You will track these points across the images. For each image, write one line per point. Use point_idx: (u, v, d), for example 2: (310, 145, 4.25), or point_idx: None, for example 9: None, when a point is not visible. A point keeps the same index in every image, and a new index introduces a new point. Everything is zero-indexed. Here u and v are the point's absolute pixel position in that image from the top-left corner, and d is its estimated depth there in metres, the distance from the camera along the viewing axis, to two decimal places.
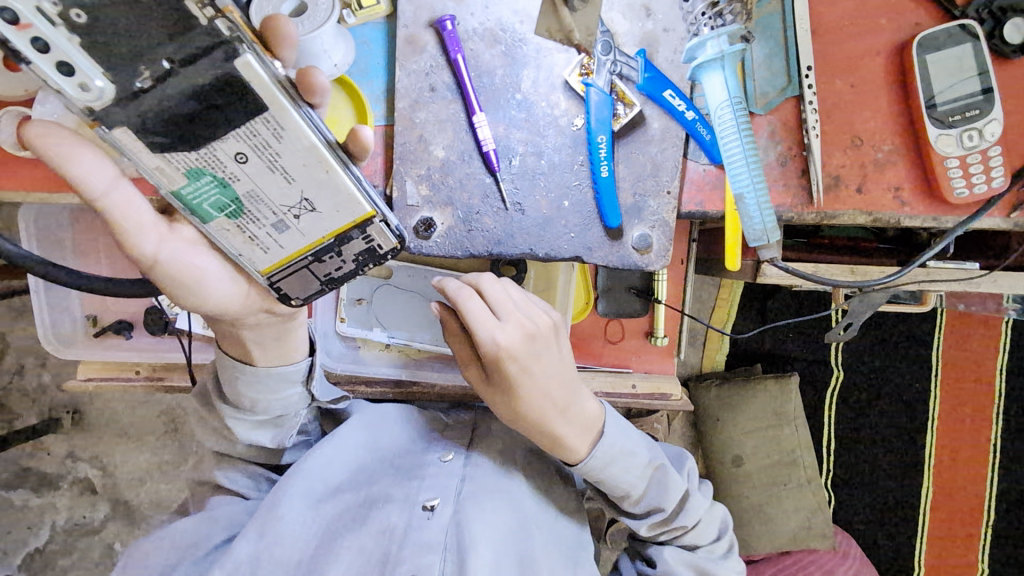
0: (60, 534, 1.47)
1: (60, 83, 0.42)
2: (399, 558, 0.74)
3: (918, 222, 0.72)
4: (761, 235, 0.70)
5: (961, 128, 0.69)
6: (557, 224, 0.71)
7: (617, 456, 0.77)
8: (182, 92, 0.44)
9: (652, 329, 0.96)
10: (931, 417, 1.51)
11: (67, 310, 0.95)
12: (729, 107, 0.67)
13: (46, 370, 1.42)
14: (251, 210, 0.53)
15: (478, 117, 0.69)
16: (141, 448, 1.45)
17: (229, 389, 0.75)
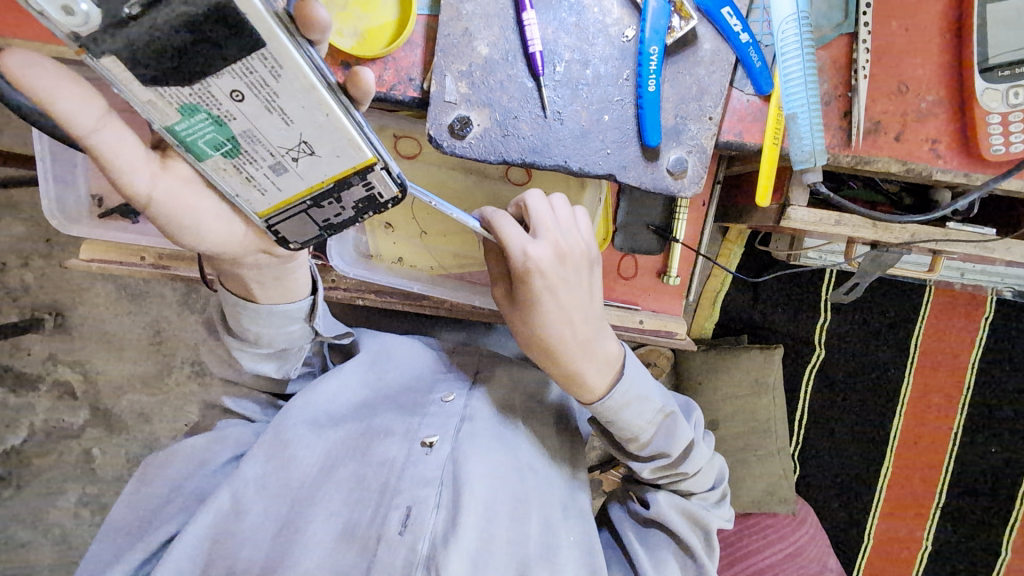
0: (39, 436, 1.47)
1: (41, 6, 0.36)
2: (397, 489, 0.73)
3: (950, 176, 0.72)
4: (808, 157, 0.69)
5: (1008, 84, 0.68)
6: (594, 139, 0.70)
7: (634, 400, 0.76)
8: (173, 21, 0.39)
9: (665, 268, 0.97)
10: (900, 400, 1.56)
11: (73, 186, 0.92)
12: (794, 22, 0.67)
13: (28, 269, 1.38)
14: (248, 150, 0.48)
15: (528, 14, 0.67)
16: (124, 357, 1.44)
17: (234, 323, 0.72)
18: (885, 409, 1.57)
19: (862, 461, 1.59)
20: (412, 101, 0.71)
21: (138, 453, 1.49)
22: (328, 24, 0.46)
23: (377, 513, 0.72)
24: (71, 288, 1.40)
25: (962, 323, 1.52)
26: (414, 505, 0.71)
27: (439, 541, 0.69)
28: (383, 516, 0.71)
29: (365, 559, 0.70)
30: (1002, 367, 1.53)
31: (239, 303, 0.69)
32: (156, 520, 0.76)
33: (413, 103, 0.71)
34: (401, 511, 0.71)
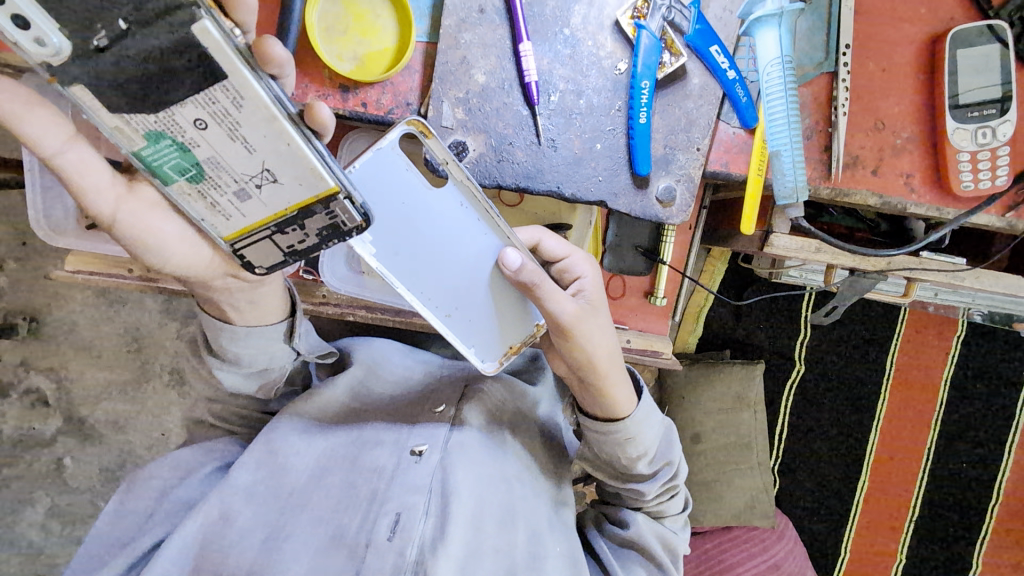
0: (8, 443, 1.44)
1: (16, 36, 0.39)
2: (386, 496, 0.72)
3: (923, 210, 0.76)
4: (790, 194, 0.72)
5: (976, 125, 0.73)
6: (587, 166, 0.72)
7: (651, 412, 0.78)
8: (140, 54, 0.42)
9: (653, 289, 0.99)
10: (876, 417, 1.60)
11: (60, 197, 0.91)
12: (779, 65, 0.69)
13: (2, 273, 1.36)
14: (212, 176, 0.50)
15: (524, 45, 0.68)
16: (99, 365, 1.42)
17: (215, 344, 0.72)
18: (862, 424, 1.61)
19: (840, 475, 1.63)
20: None
21: (111, 463, 1.45)
22: (286, 60, 0.51)
23: (366, 520, 0.71)
24: (47, 293, 1.38)
25: (935, 342, 1.57)
26: (403, 512, 0.70)
27: (427, 547, 0.69)
28: (372, 522, 0.71)
29: (354, 565, 0.69)
30: (972, 386, 1.58)
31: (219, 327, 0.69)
32: (140, 531, 0.75)
33: None
34: (390, 516, 0.70)
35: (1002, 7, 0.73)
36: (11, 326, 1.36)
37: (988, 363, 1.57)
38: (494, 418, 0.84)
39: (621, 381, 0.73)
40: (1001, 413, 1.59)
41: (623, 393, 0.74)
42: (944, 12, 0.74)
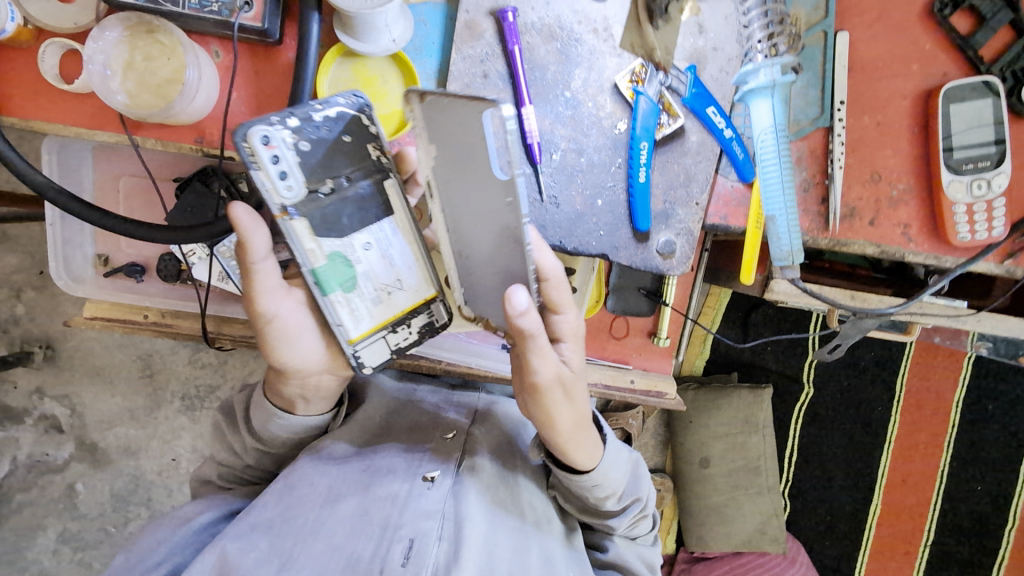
0: (21, 469, 1.46)
1: (274, 184, 0.59)
2: (399, 522, 0.72)
3: (921, 258, 0.77)
4: (787, 256, 0.74)
5: (971, 177, 0.74)
6: (588, 221, 0.74)
7: (615, 457, 0.76)
8: (349, 197, 0.63)
9: (655, 329, 1.01)
10: (886, 439, 1.60)
11: (80, 245, 0.95)
12: (772, 134, 0.69)
13: (19, 302, 1.39)
14: (360, 286, 0.66)
15: (527, 108, 0.70)
16: (112, 391, 1.44)
17: (253, 422, 0.79)
18: (871, 447, 1.60)
19: (849, 498, 1.62)
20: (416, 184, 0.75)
21: (122, 489, 1.48)
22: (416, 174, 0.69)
23: (379, 547, 0.70)
24: (61, 321, 1.40)
25: (945, 366, 1.56)
26: (417, 538, 0.71)
27: (442, 571, 0.69)
28: (387, 549, 0.70)
29: None
30: (984, 410, 1.56)
31: (270, 416, 0.77)
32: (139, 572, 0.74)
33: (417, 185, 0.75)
34: (404, 542, 0.70)
35: (994, 62, 0.74)
36: (27, 354, 1.39)
37: (1001, 386, 1.55)
38: (501, 453, 0.85)
39: (582, 445, 0.71)
40: (1015, 438, 1.57)
41: (582, 454, 0.72)
42: (937, 68, 0.75)
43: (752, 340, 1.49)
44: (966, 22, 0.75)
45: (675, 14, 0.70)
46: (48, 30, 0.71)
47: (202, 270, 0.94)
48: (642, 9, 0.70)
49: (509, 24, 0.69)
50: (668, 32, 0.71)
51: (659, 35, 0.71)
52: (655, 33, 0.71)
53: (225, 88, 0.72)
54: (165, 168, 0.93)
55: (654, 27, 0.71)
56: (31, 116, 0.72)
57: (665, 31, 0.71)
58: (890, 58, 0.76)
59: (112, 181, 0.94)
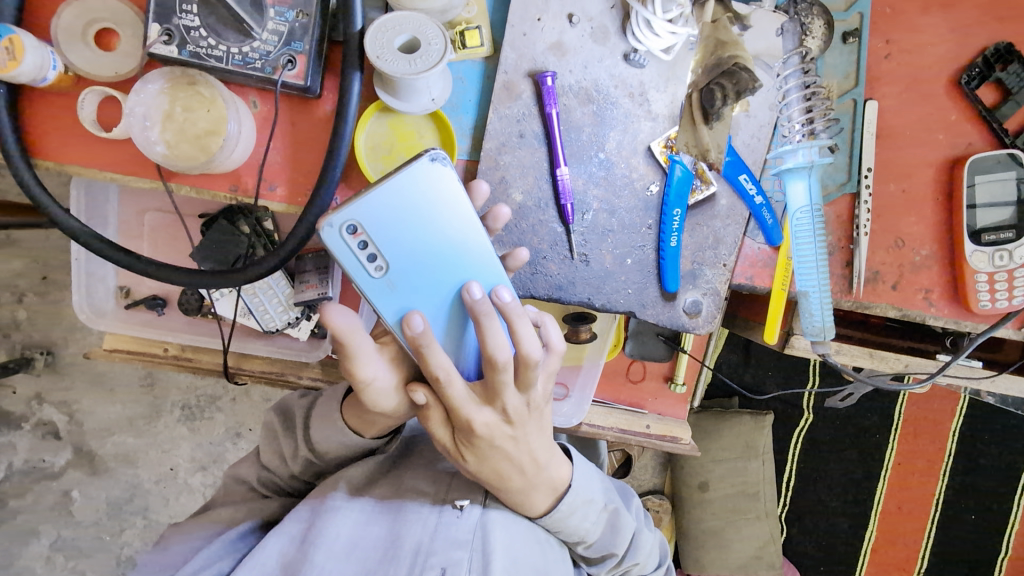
0: (16, 475, 1.45)
1: (360, 260, 0.57)
2: (430, 549, 0.68)
3: (941, 322, 0.79)
4: (819, 331, 0.74)
5: (993, 248, 0.75)
6: (617, 279, 0.75)
7: (579, 506, 0.73)
8: (433, 258, 0.58)
9: (672, 374, 1.01)
10: (885, 467, 1.61)
11: (101, 276, 0.95)
12: (808, 213, 0.70)
13: (21, 306, 1.38)
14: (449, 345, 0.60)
15: (562, 169, 0.72)
16: (114, 399, 1.44)
17: (313, 436, 0.74)
18: (870, 474, 1.62)
19: (846, 525, 1.63)
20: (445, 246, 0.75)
21: (118, 498, 1.47)
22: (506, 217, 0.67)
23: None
24: (65, 327, 1.40)
25: (944, 398, 1.58)
26: (449, 568, 0.66)
27: None
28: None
29: None
30: (980, 443, 1.59)
31: (342, 431, 0.72)
32: None
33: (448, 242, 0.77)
34: (435, 571, 0.66)
35: (1017, 136, 0.76)
36: (28, 360, 1.38)
37: (996, 420, 1.58)
38: None
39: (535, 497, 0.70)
40: (1009, 472, 1.60)
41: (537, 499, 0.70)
42: (962, 138, 0.77)
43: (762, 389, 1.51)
44: (993, 94, 0.77)
45: (730, 111, 0.65)
46: (88, 77, 0.71)
47: (224, 307, 0.93)
48: (695, 109, 0.67)
49: (547, 88, 0.70)
50: (722, 130, 0.67)
51: (714, 131, 0.67)
52: (710, 130, 0.67)
53: (263, 139, 0.73)
54: (190, 202, 0.93)
55: (709, 126, 0.67)
56: (67, 160, 0.72)
57: (720, 128, 0.67)
58: (916, 128, 0.77)
59: (136, 209, 0.94)
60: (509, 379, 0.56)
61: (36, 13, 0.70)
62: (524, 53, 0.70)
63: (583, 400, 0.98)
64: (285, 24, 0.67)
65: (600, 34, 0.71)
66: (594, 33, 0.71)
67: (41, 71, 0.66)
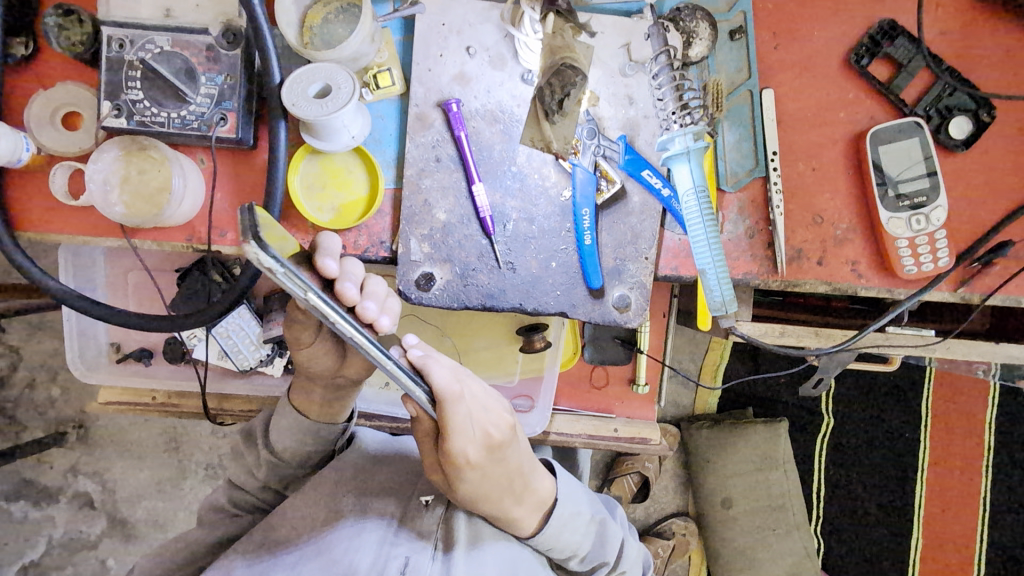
0: (56, 548, 1.52)
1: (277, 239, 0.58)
2: (395, 539, 0.73)
3: (874, 292, 0.80)
4: (721, 306, 0.77)
5: (909, 213, 0.78)
6: (545, 283, 0.79)
7: (568, 519, 0.76)
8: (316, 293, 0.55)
9: (634, 376, 1.03)
10: (919, 469, 1.52)
11: (94, 337, 1.03)
12: (693, 195, 0.75)
13: (55, 384, 1.47)
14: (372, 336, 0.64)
15: (476, 186, 0.77)
16: (141, 465, 1.51)
17: (275, 442, 0.78)
18: (902, 477, 1.52)
19: (884, 533, 1.54)
20: (383, 260, 0.81)
21: None
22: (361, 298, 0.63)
23: (374, 564, 0.70)
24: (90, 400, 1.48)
25: (971, 388, 1.49)
26: (412, 556, 0.72)
27: None
28: (382, 567, 0.70)
29: None
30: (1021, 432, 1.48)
31: (297, 419, 0.77)
32: None
33: (384, 261, 0.81)
34: (399, 560, 0.71)
35: (917, 104, 0.79)
36: (62, 434, 1.46)
37: None
38: None
39: (522, 517, 0.73)
40: None
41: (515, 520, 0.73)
42: (863, 113, 0.80)
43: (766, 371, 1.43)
44: (886, 69, 0.80)
45: (569, 107, 0.77)
46: (57, 155, 0.80)
47: (202, 350, 1.00)
48: (538, 107, 0.77)
49: (454, 114, 0.77)
50: (565, 124, 0.77)
51: (556, 127, 0.78)
52: (553, 126, 0.77)
53: (208, 192, 0.81)
54: (162, 261, 1.01)
55: (550, 123, 0.77)
56: (45, 228, 0.81)
57: (563, 124, 0.77)
58: (816, 109, 0.80)
59: (122, 274, 1.02)
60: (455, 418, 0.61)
61: (10, 108, 0.81)
62: (431, 87, 0.78)
63: (547, 409, 1.01)
64: (215, 88, 0.76)
65: (498, 61, 0.77)
66: (492, 61, 0.77)
67: (15, 154, 0.76)
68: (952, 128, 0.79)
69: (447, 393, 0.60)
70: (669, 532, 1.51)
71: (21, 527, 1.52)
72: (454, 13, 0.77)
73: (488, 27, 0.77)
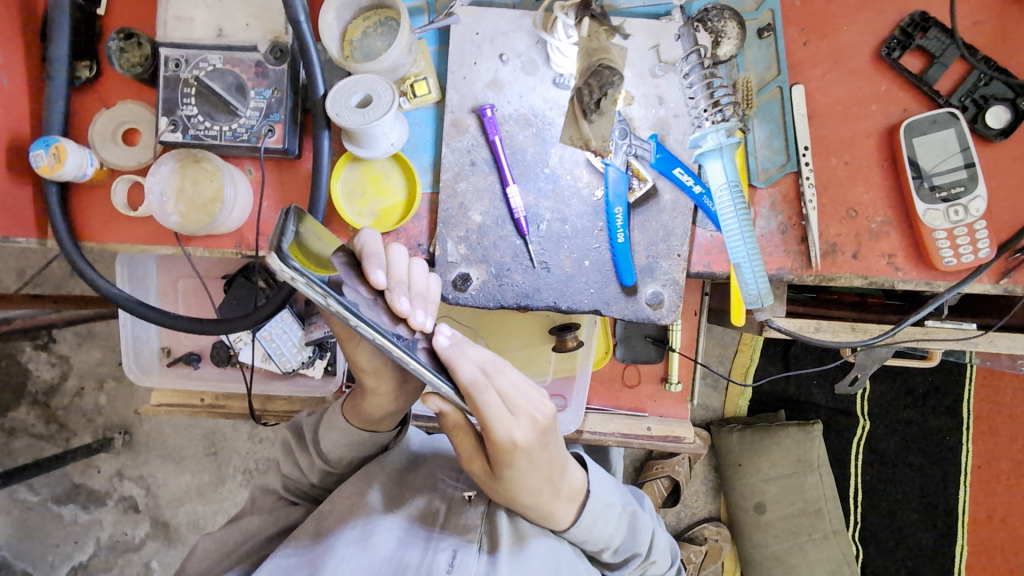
0: (103, 550, 1.59)
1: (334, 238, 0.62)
2: (440, 535, 0.75)
3: (912, 285, 0.80)
4: (756, 299, 0.77)
5: (947, 204, 0.77)
6: (579, 281, 0.81)
7: (601, 510, 0.77)
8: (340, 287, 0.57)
9: (667, 374, 1.03)
10: (962, 473, 1.46)
11: (146, 342, 1.09)
12: (727, 190, 0.75)
13: (102, 392, 1.54)
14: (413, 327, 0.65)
15: (511, 188, 0.80)
16: (182, 469, 1.57)
17: (323, 443, 0.82)
18: (946, 481, 1.47)
19: (929, 538, 1.48)
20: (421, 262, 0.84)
21: None
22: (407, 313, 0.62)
23: (423, 558, 0.72)
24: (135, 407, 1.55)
25: (1016, 388, 1.44)
26: (459, 549, 0.73)
27: None
28: (431, 558, 0.72)
29: None
30: None
31: (346, 428, 0.81)
32: None
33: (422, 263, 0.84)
34: (447, 552, 0.72)
35: (951, 94, 0.79)
36: (109, 440, 1.53)
37: None
38: None
39: (562, 504, 0.74)
40: None
41: (560, 506, 0.74)
42: (896, 106, 0.80)
43: (797, 371, 1.41)
44: (918, 61, 0.80)
45: (607, 106, 0.79)
46: (118, 169, 0.86)
47: (248, 354, 1.05)
48: (577, 107, 0.79)
49: (488, 119, 0.79)
50: (603, 123, 0.79)
51: (595, 126, 0.79)
52: (591, 125, 0.79)
53: (257, 201, 0.85)
54: (212, 268, 1.07)
55: (589, 121, 0.79)
56: (107, 238, 0.87)
57: (601, 122, 0.79)
58: (848, 103, 0.81)
59: (173, 282, 1.08)
60: (488, 406, 0.61)
61: (74, 126, 0.87)
62: (466, 93, 0.81)
63: (580, 407, 1.01)
64: (263, 101, 0.81)
65: (530, 66, 0.80)
66: (524, 67, 0.80)
67: (81, 169, 0.82)
68: (989, 117, 0.78)
69: (472, 381, 0.61)
70: (700, 537, 1.50)
71: (70, 530, 1.58)
72: (486, 22, 0.80)
73: (520, 34, 0.80)
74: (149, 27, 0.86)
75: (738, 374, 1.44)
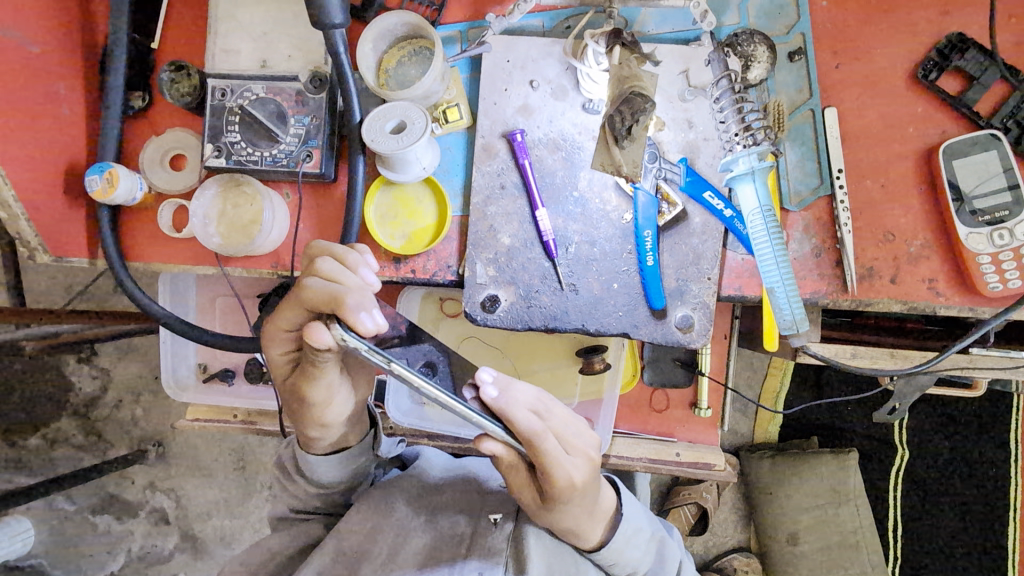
0: (134, 561, 1.62)
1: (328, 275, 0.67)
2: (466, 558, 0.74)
3: (955, 310, 0.77)
4: (791, 324, 0.75)
5: (990, 228, 0.75)
6: (607, 304, 0.80)
7: (632, 535, 0.76)
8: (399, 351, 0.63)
9: (696, 400, 1.01)
10: (1011, 509, 1.38)
11: (184, 358, 1.12)
12: (760, 215, 0.74)
13: (139, 405, 1.59)
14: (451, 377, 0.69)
15: (540, 211, 0.80)
16: (211, 483, 1.60)
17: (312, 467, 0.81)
18: (993, 517, 1.39)
19: None
20: (450, 284, 0.85)
21: None
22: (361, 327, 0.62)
23: None
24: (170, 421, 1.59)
25: None
26: None
27: None
28: None
29: None
30: None
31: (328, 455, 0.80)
32: None
33: (451, 284, 0.86)
34: None
35: (992, 116, 0.77)
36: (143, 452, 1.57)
37: None
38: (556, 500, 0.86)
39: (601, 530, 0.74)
40: None
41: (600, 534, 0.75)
42: (934, 127, 0.79)
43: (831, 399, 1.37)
44: (956, 82, 0.78)
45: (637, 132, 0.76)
46: (164, 193, 0.90)
47: None
48: (608, 133, 0.76)
49: (518, 144, 0.81)
50: (635, 149, 0.77)
51: (626, 151, 0.77)
52: (623, 151, 0.77)
53: (293, 223, 0.88)
54: (248, 287, 1.10)
55: (620, 148, 0.77)
56: (152, 258, 0.91)
57: (632, 148, 0.76)
58: (882, 124, 0.80)
59: (210, 301, 1.11)
60: (545, 449, 0.64)
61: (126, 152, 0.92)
62: (496, 119, 0.82)
63: (607, 431, 1.00)
64: (303, 128, 0.84)
65: (560, 92, 0.81)
66: (554, 93, 0.82)
67: (132, 193, 0.86)
68: None
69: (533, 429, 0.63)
70: (729, 568, 1.44)
71: (104, 539, 1.62)
72: (517, 50, 0.82)
73: (551, 61, 0.82)
74: (198, 58, 0.91)
75: (767, 398, 1.40)
